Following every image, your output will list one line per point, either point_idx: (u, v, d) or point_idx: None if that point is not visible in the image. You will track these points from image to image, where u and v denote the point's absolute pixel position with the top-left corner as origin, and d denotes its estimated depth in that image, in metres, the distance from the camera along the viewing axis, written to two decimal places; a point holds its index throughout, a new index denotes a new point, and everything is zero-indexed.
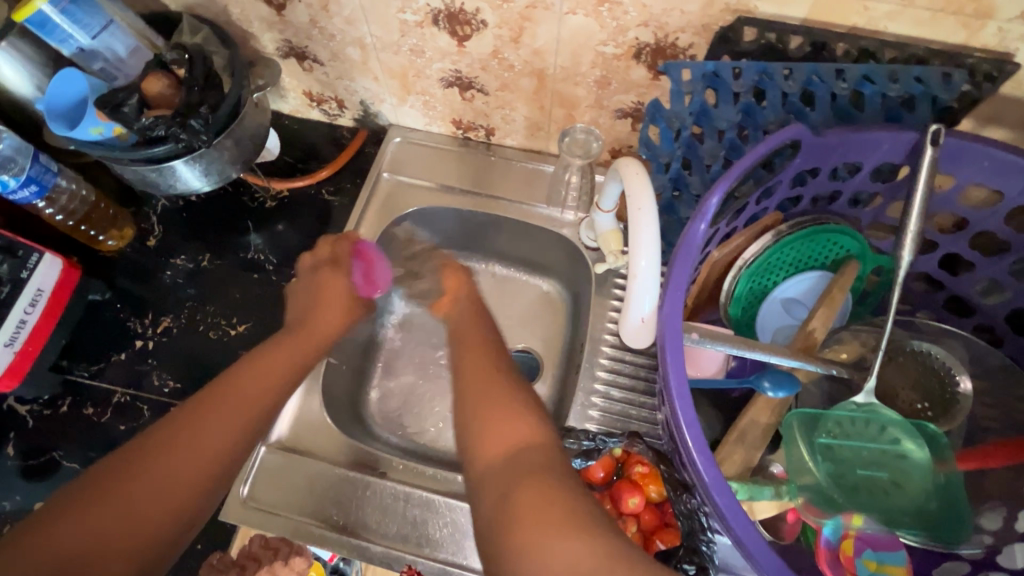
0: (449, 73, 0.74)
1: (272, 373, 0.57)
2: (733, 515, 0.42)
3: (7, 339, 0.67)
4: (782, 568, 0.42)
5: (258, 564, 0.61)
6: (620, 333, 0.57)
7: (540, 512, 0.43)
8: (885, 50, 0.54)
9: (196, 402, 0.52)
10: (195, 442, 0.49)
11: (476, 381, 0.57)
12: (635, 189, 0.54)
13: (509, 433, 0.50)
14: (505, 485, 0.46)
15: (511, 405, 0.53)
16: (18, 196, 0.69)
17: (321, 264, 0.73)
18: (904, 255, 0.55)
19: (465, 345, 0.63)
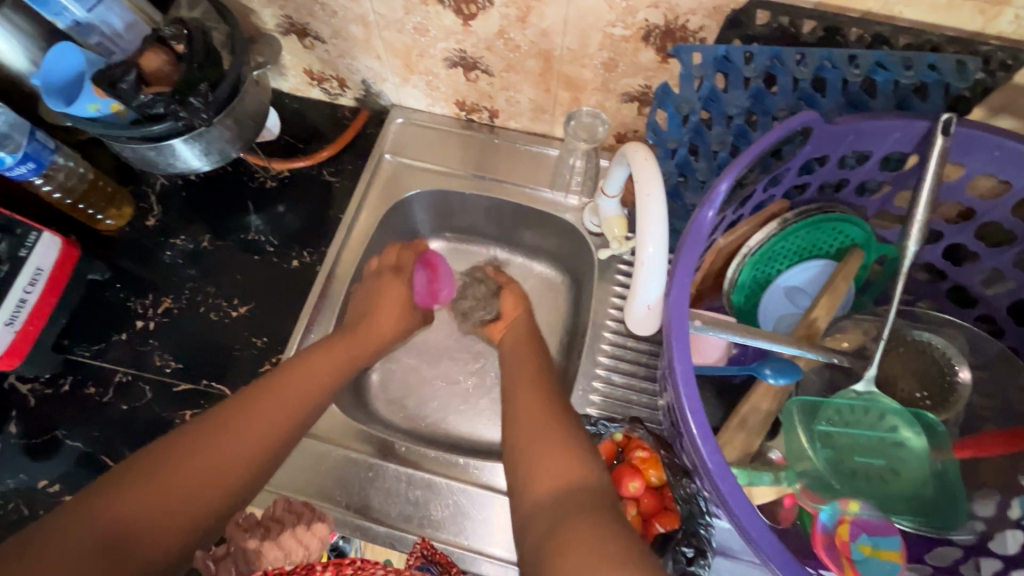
0: (454, 52, 0.73)
1: (304, 384, 0.61)
2: (738, 503, 0.43)
3: (7, 318, 0.66)
4: (783, 553, 0.43)
5: (281, 526, 0.54)
6: (626, 320, 0.56)
7: (594, 546, 0.40)
8: (899, 36, 0.53)
9: (234, 405, 0.56)
10: (232, 435, 0.52)
11: (532, 418, 0.58)
12: (643, 175, 0.54)
13: (565, 470, 0.50)
14: (555, 517, 0.45)
15: (566, 447, 0.53)
16: (15, 172, 0.67)
17: (386, 270, 0.79)
18: (910, 244, 0.55)
19: (521, 382, 0.66)
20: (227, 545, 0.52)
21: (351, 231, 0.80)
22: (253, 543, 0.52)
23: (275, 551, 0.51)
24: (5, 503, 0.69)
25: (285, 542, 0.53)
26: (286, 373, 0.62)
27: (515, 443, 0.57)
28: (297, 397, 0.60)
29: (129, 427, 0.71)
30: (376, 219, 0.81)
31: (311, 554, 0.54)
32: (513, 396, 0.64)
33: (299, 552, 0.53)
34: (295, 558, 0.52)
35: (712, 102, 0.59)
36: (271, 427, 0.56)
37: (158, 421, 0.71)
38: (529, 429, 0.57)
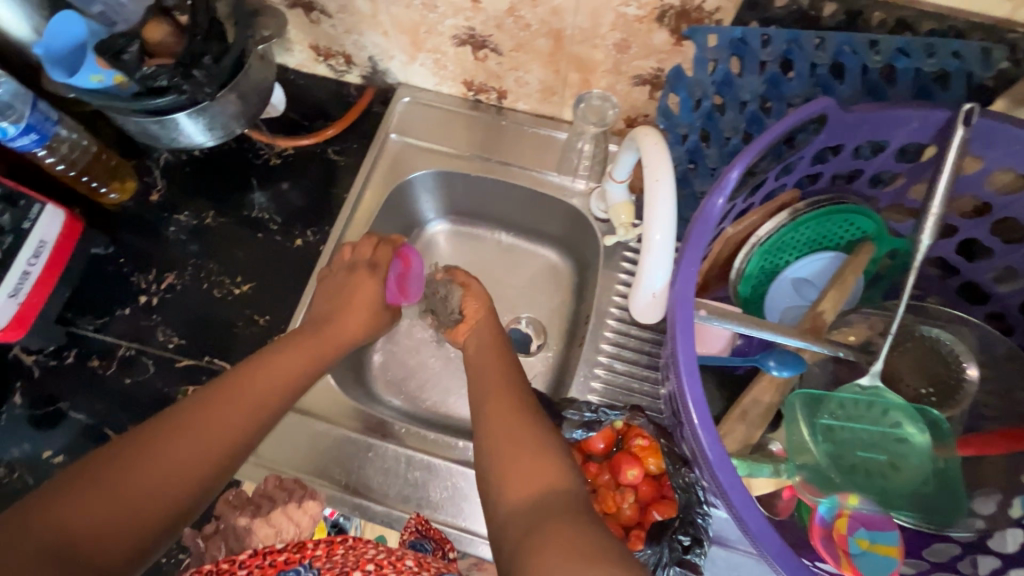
0: (462, 30, 0.71)
1: (277, 376, 0.57)
2: (737, 495, 0.43)
3: (12, 290, 0.66)
4: (780, 545, 0.43)
5: (271, 503, 0.61)
6: (631, 308, 0.55)
7: (573, 544, 0.39)
8: (923, 21, 0.50)
9: (201, 398, 0.52)
10: (202, 433, 0.48)
11: (502, 419, 0.55)
12: (653, 160, 0.52)
13: (538, 479, 0.48)
14: (530, 529, 0.43)
15: (540, 446, 0.51)
16: (18, 143, 0.66)
17: (358, 266, 0.72)
18: (923, 238, 0.54)
19: (487, 380, 0.62)
20: (219, 522, 0.61)
21: (354, 211, 0.80)
22: (244, 521, 0.60)
23: (265, 529, 0.59)
24: (10, 472, 0.69)
25: (274, 520, 0.60)
26: (260, 365, 0.58)
27: (483, 448, 0.53)
28: (269, 390, 0.56)
29: (132, 401, 0.71)
30: (380, 200, 0.81)
31: (302, 531, 0.60)
32: (480, 394, 0.60)
33: (288, 529, 0.59)
34: (285, 535, 0.59)
35: (726, 87, 0.57)
36: (239, 421, 0.52)
37: (161, 396, 0.72)
38: (498, 434, 0.53)
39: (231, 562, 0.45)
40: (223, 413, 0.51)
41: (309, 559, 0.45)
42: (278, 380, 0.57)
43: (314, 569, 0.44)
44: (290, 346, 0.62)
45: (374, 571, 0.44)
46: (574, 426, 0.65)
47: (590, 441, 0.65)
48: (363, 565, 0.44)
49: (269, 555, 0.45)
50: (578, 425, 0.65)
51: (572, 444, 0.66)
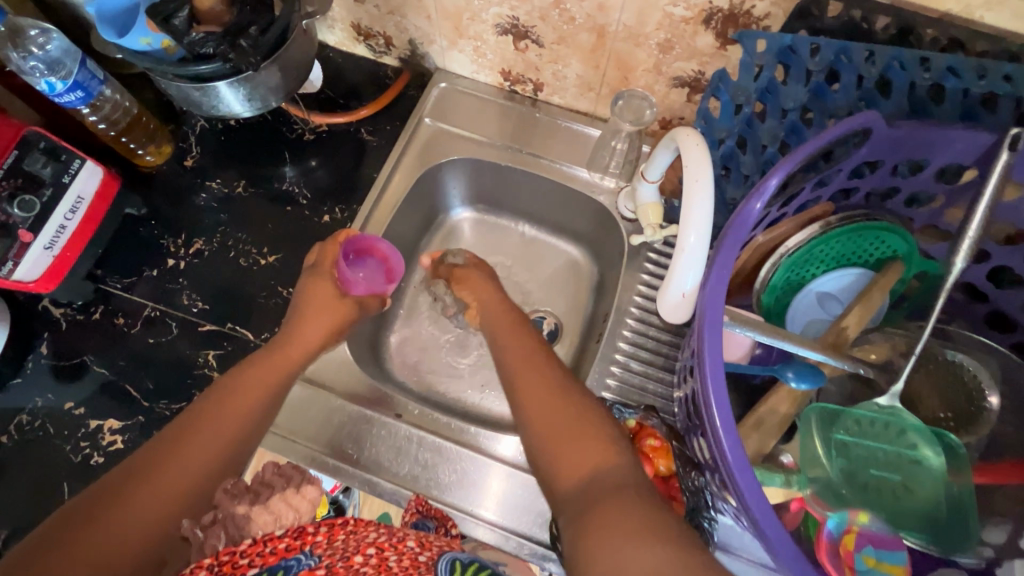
0: (506, 19, 0.71)
1: (253, 396, 0.58)
2: (756, 504, 0.43)
3: (48, 242, 0.66)
4: (791, 549, 0.43)
5: (269, 491, 0.55)
6: (659, 305, 0.56)
7: (618, 522, 0.40)
8: (977, 42, 0.50)
9: (179, 428, 0.52)
10: (196, 443, 0.51)
11: (537, 400, 0.55)
12: (693, 162, 0.52)
13: (591, 459, 0.48)
14: (583, 509, 0.44)
15: (591, 421, 0.51)
16: (64, 100, 0.65)
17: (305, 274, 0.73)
18: (957, 261, 0.53)
19: (514, 362, 0.61)
20: (215, 512, 0.49)
21: (383, 192, 0.81)
22: (241, 509, 0.51)
23: (263, 516, 0.52)
24: (30, 420, 0.70)
25: (274, 505, 0.53)
26: (247, 374, 0.60)
27: (531, 433, 0.54)
28: (247, 413, 0.56)
29: (155, 360, 0.73)
30: (409, 183, 0.82)
31: (302, 516, 0.55)
32: (511, 373, 0.60)
33: (287, 515, 0.53)
34: (284, 522, 0.53)
35: (768, 95, 0.57)
36: (231, 432, 0.54)
37: (183, 358, 0.73)
38: (539, 419, 0.53)
39: (230, 553, 0.43)
40: (212, 424, 0.53)
41: (311, 546, 0.45)
42: (256, 398, 0.58)
43: (317, 555, 0.45)
44: (283, 346, 0.66)
45: (375, 554, 0.47)
46: None
47: None
48: (362, 548, 0.46)
49: (270, 541, 0.44)
50: None
51: None
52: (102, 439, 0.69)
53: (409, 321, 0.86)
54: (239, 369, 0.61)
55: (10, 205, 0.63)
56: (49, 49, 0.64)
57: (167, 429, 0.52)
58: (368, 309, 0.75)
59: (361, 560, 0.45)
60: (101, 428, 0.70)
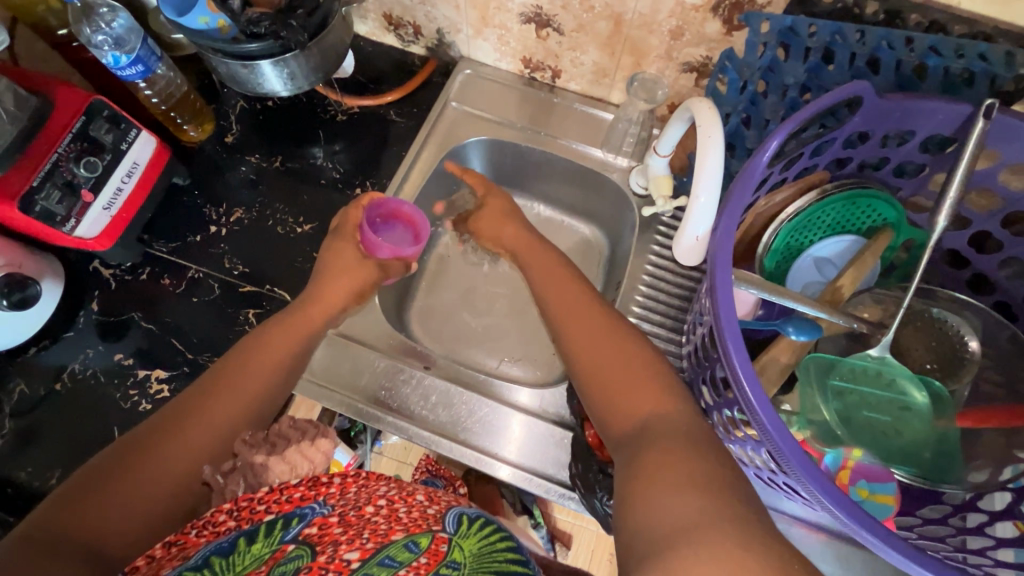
0: (530, 8, 0.77)
1: (274, 359, 0.62)
2: (784, 441, 0.46)
3: (107, 203, 0.72)
4: (803, 459, 0.46)
5: (286, 442, 0.54)
6: (676, 249, 0.65)
7: (663, 469, 0.44)
8: (955, 25, 0.57)
9: (185, 404, 0.54)
10: (221, 402, 0.55)
11: (583, 350, 0.60)
12: (705, 120, 0.58)
13: (643, 409, 0.52)
14: (634, 454, 0.48)
15: (634, 371, 0.56)
16: (126, 73, 0.71)
17: (334, 236, 0.77)
18: (938, 221, 0.59)
19: (564, 315, 0.65)
20: (234, 460, 0.52)
21: (413, 169, 0.87)
22: (260, 458, 0.52)
23: (281, 465, 0.52)
24: (82, 370, 0.75)
25: (289, 456, 0.53)
26: (273, 337, 0.65)
27: (580, 381, 0.59)
28: (259, 384, 0.60)
29: (198, 318, 0.78)
30: (435, 161, 0.88)
31: (317, 466, 0.54)
32: (560, 332, 0.64)
33: (304, 465, 0.53)
34: (301, 472, 0.52)
35: (771, 73, 0.63)
36: (253, 392, 0.58)
37: (224, 316, 0.78)
38: (592, 369, 0.58)
39: (249, 499, 0.46)
40: (235, 386, 0.58)
41: (324, 496, 0.48)
42: (266, 371, 0.61)
43: (329, 504, 0.48)
44: (323, 297, 0.71)
45: (386, 505, 0.51)
46: None
47: None
48: (374, 500, 0.50)
49: (286, 490, 0.47)
50: None
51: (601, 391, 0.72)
52: (149, 388, 0.74)
53: (432, 292, 0.92)
54: (249, 343, 0.63)
55: (77, 164, 0.67)
56: (115, 27, 0.70)
57: (191, 390, 0.56)
58: (388, 270, 0.79)
59: (372, 509, 0.49)
60: (149, 377, 0.75)
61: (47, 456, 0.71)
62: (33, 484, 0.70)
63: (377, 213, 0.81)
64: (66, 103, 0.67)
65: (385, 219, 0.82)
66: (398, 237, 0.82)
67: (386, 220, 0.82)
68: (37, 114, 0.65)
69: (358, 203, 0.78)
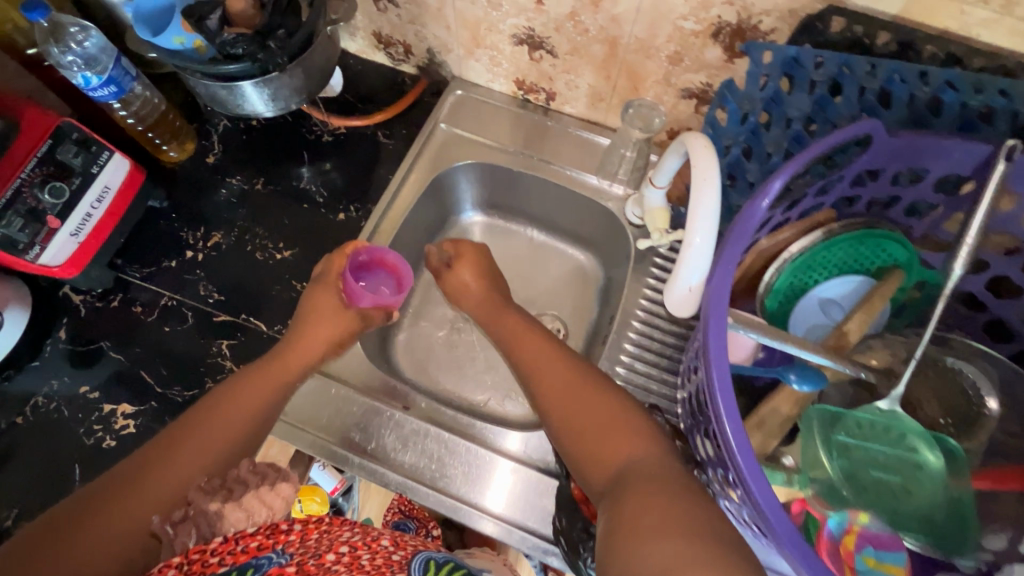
0: (522, 29, 0.74)
1: (255, 398, 0.59)
2: (770, 507, 0.43)
3: (74, 230, 0.68)
4: (795, 535, 0.43)
5: (243, 489, 0.50)
6: (668, 299, 0.62)
7: (644, 518, 0.41)
8: (973, 58, 0.53)
9: (149, 451, 0.50)
10: (202, 438, 0.52)
11: (561, 392, 0.58)
12: (701, 159, 0.55)
13: (624, 454, 0.49)
14: (614, 502, 0.45)
15: (615, 416, 0.53)
16: (98, 94, 0.68)
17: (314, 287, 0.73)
18: (954, 269, 0.55)
19: (543, 363, 0.62)
20: (187, 508, 0.47)
21: (398, 194, 0.84)
22: (214, 506, 0.47)
23: (236, 513, 0.47)
24: (46, 403, 0.71)
25: (247, 502, 0.48)
26: (254, 373, 0.62)
27: (556, 427, 0.56)
28: (232, 426, 0.55)
29: (168, 348, 0.74)
30: (422, 186, 0.85)
31: (276, 513, 0.50)
32: (536, 378, 0.62)
33: (261, 512, 0.48)
34: (257, 520, 0.48)
35: (774, 104, 0.59)
36: (232, 428, 0.55)
37: (197, 347, 0.74)
38: (573, 415, 0.55)
39: (201, 551, 0.43)
40: (217, 421, 0.54)
41: (283, 544, 0.45)
42: (243, 413, 0.57)
43: (287, 553, 0.45)
44: (307, 334, 0.69)
45: (349, 552, 0.49)
46: None
47: None
48: (335, 547, 0.48)
49: (242, 539, 0.44)
50: None
51: None
52: (115, 423, 0.70)
53: (420, 319, 0.88)
54: (227, 386, 0.59)
55: (42, 190, 0.64)
56: (87, 46, 0.67)
57: (174, 426, 0.54)
58: (371, 322, 0.75)
59: (333, 557, 0.47)
60: (114, 412, 0.71)
61: (7, 494, 0.67)
62: None
63: (360, 259, 0.75)
64: (31, 126, 0.65)
65: (368, 265, 0.77)
66: (376, 284, 0.77)
67: (368, 266, 0.77)
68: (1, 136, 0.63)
69: (343, 250, 0.74)
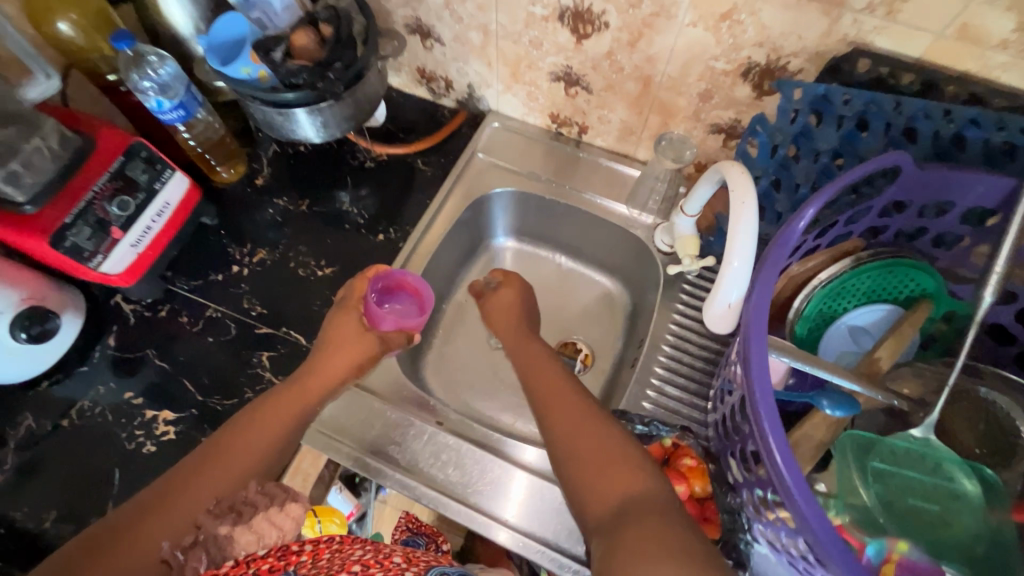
0: (560, 67, 0.79)
1: (277, 418, 0.61)
2: (815, 516, 0.43)
3: (135, 241, 0.72)
4: (842, 548, 0.42)
5: (254, 509, 0.52)
6: (705, 316, 0.63)
7: (641, 550, 0.43)
8: (994, 97, 0.56)
9: (170, 481, 0.52)
10: (221, 462, 0.54)
11: (563, 413, 0.60)
12: (739, 185, 0.58)
13: (623, 483, 0.51)
14: (612, 530, 0.47)
15: (616, 446, 0.54)
16: (167, 117, 0.72)
17: (336, 308, 0.75)
18: (985, 296, 0.56)
19: (555, 396, 0.63)
20: (196, 533, 0.49)
21: (436, 219, 0.88)
22: (225, 529, 0.49)
23: (246, 536, 0.50)
24: (92, 407, 0.74)
25: (258, 525, 0.51)
26: (273, 394, 0.63)
27: (558, 451, 0.58)
28: (253, 447, 0.57)
29: (212, 356, 0.77)
30: (459, 211, 0.89)
31: (288, 534, 0.51)
32: (540, 397, 0.64)
33: (270, 534, 0.51)
34: (268, 541, 0.51)
35: (803, 138, 0.62)
36: (250, 451, 0.56)
37: (240, 356, 0.77)
38: (579, 444, 0.56)
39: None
40: (238, 443, 0.56)
41: (295, 565, 0.49)
42: (266, 429, 0.59)
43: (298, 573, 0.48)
44: (338, 351, 0.70)
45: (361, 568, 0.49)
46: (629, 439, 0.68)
47: None
48: (347, 566, 0.49)
49: (253, 563, 0.48)
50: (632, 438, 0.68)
51: None
52: (156, 429, 0.72)
53: (449, 339, 0.91)
54: (248, 410, 0.61)
55: (110, 203, 0.68)
56: (161, 73, 0.72)
57: (198, 449, 0.56)
58: (390, 345, 0.76)
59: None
60: (156, 418, 0.73)
61: (47, 494, 0.68)
62: (28, 526, 0.67)
63: (380, 284, 0.78)
64: (107, 144, 0.69)
65: (389, 290, 0.80)
66: (394, 309, 0.80)
67: (390, 290, 0.80)
68: (78, 153, 0.67)
69: (364, 274, 0.77)
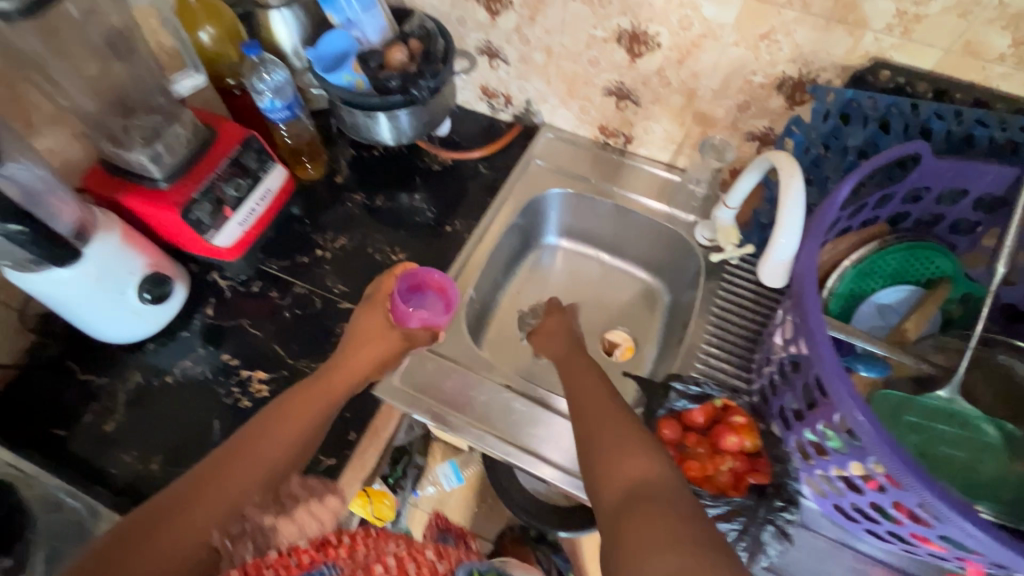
0: (613, 83, 0.91)
1: (315, 405, 0.63)
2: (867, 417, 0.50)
3: (242, 220, 0.82)
4: (893, 447, 0.49)
5: (294, 501, 0.58)
6: (761, 271, 0.76)
7: (654, 536, 0.43)
8: (996, 102, 0.67)
9: (212, 463, 0.54)
10: (260, 451, 0.56)
11: (591, 403, 0.62)
12: (786, 165, 0.69)
13: (640, 470, 0.51)
14: (628, 512, 0.47)
15: (638, 435, 0.55)
16: (277, 115, 0.85)
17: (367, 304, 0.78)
18: (999, 269, 0.64)
19: (581, 386, 0.66)
20: (243, 522, 0.51)
21: (496, 215, 0.98)
22: (268, 519, 0.54)
23: (289, 527, 0.55)
24: (192, 367, 0.81)
25: (299, 516, 0.56)
26: (309, 384, 0.66)
27: (582, 437, 0.58)
28: (290, 433, 0.59)
29: (301, 326, 0.85)
30: (517, 209, 0.99)
31: (326, 525, 0.59)
32: (570, 386, 0.67)
33: (311, 525, 0.57)
34: (308, 533, 0.57)
35: (834, 138, 0.73)
36: (290, 438, 0.59)
37: (325, 327, 0.85)
38: (599, 432, 0.56)
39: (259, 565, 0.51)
40: (274, 429, 0.58)
41: (332, 558, 0.56)
42: (302, 416, 0.62)
43: (336, 566, 0.56)
44: (367, 340, 0.74)
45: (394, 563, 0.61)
46: (680, 397, 0.73)
47: (691, 414, 0.72)
48: (382, 558, 0.60)
49: (295, 554, 0.54)
50: (683, 396, 0.73)
51: (673, 413, 0.73)
52: (250, 387, 0.80)
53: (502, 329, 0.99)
54: (288, 395, 0.64)
55: (227, 184, 0.79)
56: (274, 77, 0.83)
57: (238, 433, 0.58)
58: (415, 342, 0.79)
59: (380, 567, 0.59)
60: (250, 377, 0.80)
61: (153, 441, 0.75)
62: (135, 468, 0.74)
63: (408, 283, 0.81)
64: (228, 134, 0.81)
65: (416, 288, 0.82)
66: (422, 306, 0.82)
67: (418, 288, 0.82)
68: (205, 142, 0.79)
69: (392, 271, 0.80)
